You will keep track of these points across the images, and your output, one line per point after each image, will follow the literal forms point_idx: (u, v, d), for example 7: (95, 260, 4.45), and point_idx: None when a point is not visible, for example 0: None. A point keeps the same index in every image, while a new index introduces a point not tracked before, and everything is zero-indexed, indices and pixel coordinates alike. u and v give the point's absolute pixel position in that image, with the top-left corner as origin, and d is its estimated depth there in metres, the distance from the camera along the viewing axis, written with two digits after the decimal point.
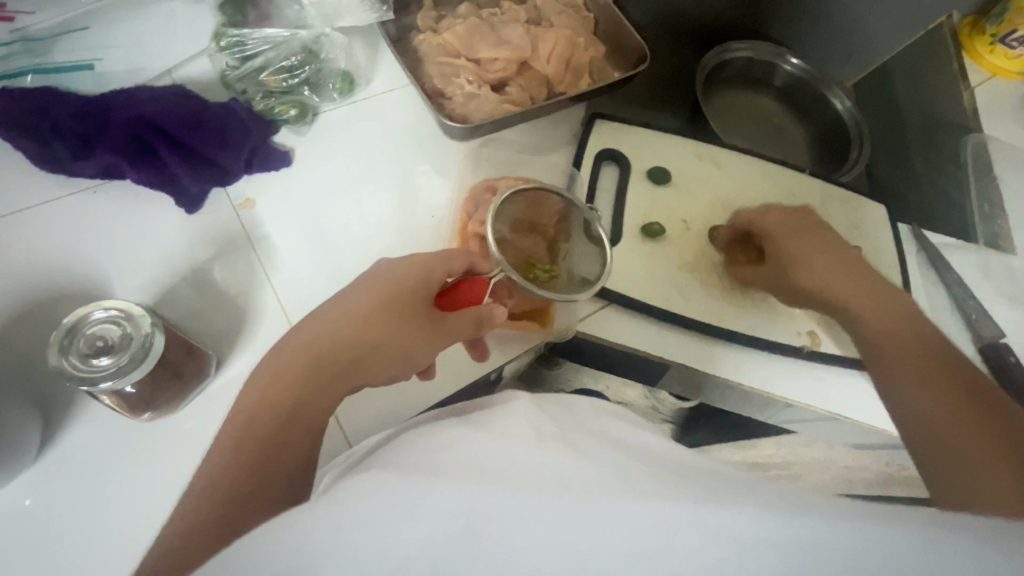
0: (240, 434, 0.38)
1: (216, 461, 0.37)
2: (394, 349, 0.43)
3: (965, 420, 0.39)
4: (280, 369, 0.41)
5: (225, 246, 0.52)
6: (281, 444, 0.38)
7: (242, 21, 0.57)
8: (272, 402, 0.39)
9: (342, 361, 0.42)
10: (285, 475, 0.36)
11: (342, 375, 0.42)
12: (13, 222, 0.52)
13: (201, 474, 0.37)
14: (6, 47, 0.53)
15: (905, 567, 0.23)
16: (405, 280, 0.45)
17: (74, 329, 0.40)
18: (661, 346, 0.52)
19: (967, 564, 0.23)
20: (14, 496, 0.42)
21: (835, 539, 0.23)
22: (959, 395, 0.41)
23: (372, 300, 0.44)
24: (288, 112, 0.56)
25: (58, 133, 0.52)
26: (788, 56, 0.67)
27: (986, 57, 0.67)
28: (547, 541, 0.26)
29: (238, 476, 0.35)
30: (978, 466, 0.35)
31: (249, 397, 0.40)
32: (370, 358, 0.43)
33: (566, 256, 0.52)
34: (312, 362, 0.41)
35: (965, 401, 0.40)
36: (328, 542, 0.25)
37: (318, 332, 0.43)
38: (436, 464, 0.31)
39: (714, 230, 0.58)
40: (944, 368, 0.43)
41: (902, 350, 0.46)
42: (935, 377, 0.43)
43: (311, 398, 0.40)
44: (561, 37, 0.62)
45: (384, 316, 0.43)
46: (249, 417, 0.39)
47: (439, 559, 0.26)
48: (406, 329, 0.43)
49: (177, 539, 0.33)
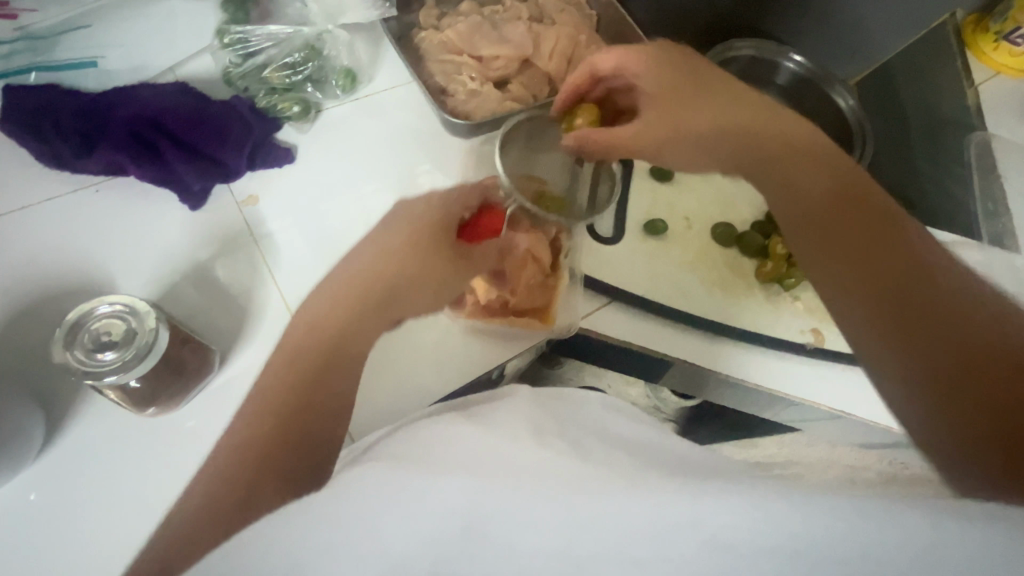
0: (272, 388, 0.37)
1: (248, 426, 0.35)
2: (426, 286, 0.42)
3: (914, 301, 0.34)
4: (313, 319, 0.40)
5: (228, 242, 0.52)
6: (313, 404, 0.36)
7: (244, 18, 0.57)
8: (303, 350, 0.38)
9: (377, 294, 0.41)
10: (311, 439, 0.35)
11: (384, 307, 0.41)
12: (18, 219, 0.52)
13: (232, 429, 0.36)
14: (7, 46, 0.53)
15: (912, 550, 0.23)
16: (435, 219, 0.45)
17: (78, 324, 0.40)
18: (664, 343, 0.52)
19: (971, 547, 0.23)
20: (19, 491, 0.42)
21: (841, 522, 0.24)
22: (899, 270, 0.36)
23: (404, 239, 0.43)
24: (291, 109, 0.56)
25: (60, 132, 0.52)
26: (790, 53, 0.66)
27: (990, 54, 0.71)
28: (544, 544, 0.28)
29: (265, 436, 0.34)
30: (938, 370, 0.32)
31: (283, 354, 0.39)
32: (403, 295, 0.42)
33: (569, 253, 0.53)
34: (347, 304, 0.40)
35: (906, 275, 0.36)
36: (325, 540, 0.26)
37: (356, 272, 0.42)
38: (438, 459, 0.32)
39: (716, 228, 0.58)
40: (860, 230, 0.38)
41: (833, 208, 0.40)
42: (866, 246, 0.38)
43: (345, 345, 0.39)
44: (563, 34, 0.62)
45: (416, 255, 0.42)
46: (279, 370, 0.38)
47: (440, 559, 0.27)
48: (438, 267, 0.43)
49: (205, 501, 0.32)
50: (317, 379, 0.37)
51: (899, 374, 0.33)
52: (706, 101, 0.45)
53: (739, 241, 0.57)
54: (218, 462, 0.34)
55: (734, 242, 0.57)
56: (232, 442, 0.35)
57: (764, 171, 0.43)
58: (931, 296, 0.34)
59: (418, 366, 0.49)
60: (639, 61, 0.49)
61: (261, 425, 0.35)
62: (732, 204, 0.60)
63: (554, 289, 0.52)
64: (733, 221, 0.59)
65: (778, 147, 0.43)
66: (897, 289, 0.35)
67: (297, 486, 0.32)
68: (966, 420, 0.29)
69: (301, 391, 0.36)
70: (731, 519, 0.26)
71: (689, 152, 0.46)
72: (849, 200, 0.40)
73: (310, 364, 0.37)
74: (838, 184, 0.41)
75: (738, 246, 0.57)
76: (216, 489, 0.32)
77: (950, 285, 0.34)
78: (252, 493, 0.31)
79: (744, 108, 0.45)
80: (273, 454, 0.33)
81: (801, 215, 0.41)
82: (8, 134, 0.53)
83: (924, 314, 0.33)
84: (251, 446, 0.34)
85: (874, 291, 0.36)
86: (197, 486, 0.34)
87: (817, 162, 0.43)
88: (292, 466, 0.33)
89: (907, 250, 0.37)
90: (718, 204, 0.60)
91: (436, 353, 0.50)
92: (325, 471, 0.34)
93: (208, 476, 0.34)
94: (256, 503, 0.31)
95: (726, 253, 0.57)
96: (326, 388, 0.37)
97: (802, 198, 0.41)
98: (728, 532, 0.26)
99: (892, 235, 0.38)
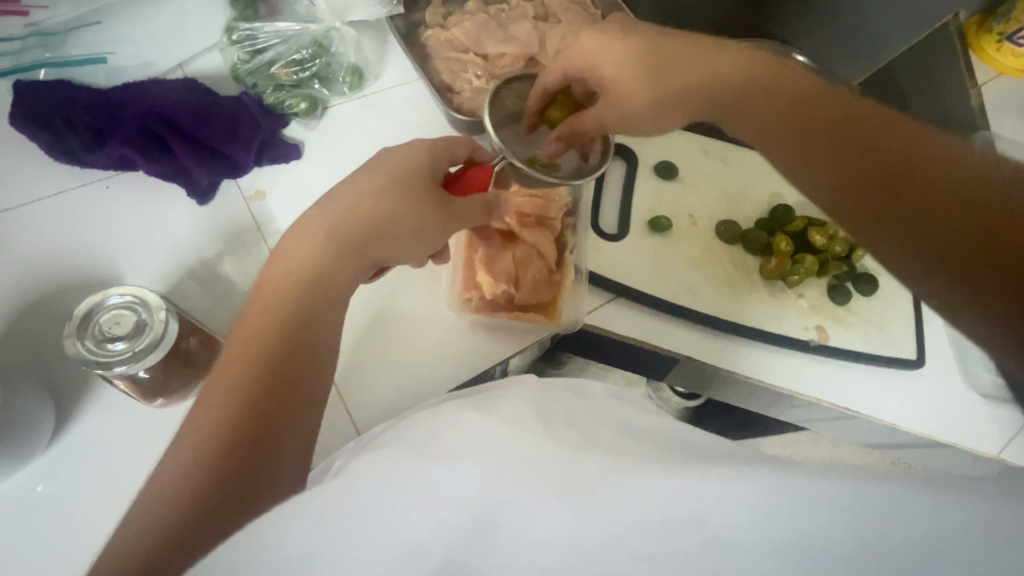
0: (249, 351, 0.35)
1: (224, 381, 0.34)
2: (410, 233, 0.42)
3: (913, 193, 0.33)
4: (284, 278, 0.39)
5: (236, 237, 0.53)
6: (295, 365, 0.36)
7: (253, 15, 0.58)
8: (280, 310, 0.37)
9: (356, 239, 0.40)
10: (299, 403, 0.35)
11: (364, 251, 0.41)
12: (28, 212, 0.52)
13: (203, 400, 0.34)
14: (19, 41, 0.53)
15: (905, 523, 0.25)
16: (419, 171, 0.44)
17: (90, 315, 0.40)
18: (669, 340, 0.52)
19: (962, 522, 0.24)
20: (27, 482, 0.43)
21: (843, 500, 0.25)
22: (902, 164, 0.34)
23: (385, 186, 0.42)
24: (298, 105, 0.57)
25: (72, 126, 0.53)
26: (794, 54, 0.67)
27: (994, 56, 0.73)
28: (555, 535, 0.28)
29: (257, 407, 0.33)
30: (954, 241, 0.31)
31: (257, 311, 0.37)
32: (386, 243, 0.41)
33: (574, 249, 0.54)
34: (327, 255, 0.39)
35: (912, 169, 0.34)
36: (339, 528, 0.25)
37: (327, 219, 0.41)
38: (448, 447, 0.32)
39: (720, 226, 0.58)
40: (855, 136, 0.37)
41: (816, 132, 0.38)
42: (866, 155, 0.36)
43: (322, 301, 0.38)
44: (567, 33, 0.61)
45: (400, 202, 0.42)
46: (252, 332, 0.36)
47: (451, 547, 0.28)
48: (424, 215, 0.42)
49: (198, 479, 0.30)
50: (298, 339, 0.36)
51: (916, 275, 0.32)
52: (674, 50, 0.44)
53: (743, 240, 0.57)
54: (198, 438, 0.32)
55: (738, 240, 0.58)
56: (211, 415, 0.32)
57: (751, 115, 0.42)
58: (931, 182, 0.33)
59: (423, 360, 0.49)
60: (603, 44, 0.46)
61: (245, 394, 0.33)
62: (735, 202, 0.60)
63: (560, 285, 0.52)
64: (737, 219, 0.59)
65: (744, 94, 0.42)
66: (897, 192, 0.34)
67: (298, 456, 0.33)
68: (966, 284, 0.30)
69: (283, 355, 0.35)
70: (737, 509, 0.27)
71: (668, 121, 0.46)
72: (828, 112, 0.39)
73: (290, 325, 0.37)
74: (815, 100, 0.39)
75: (742, 243, 0.58)
76: (210, 466, 0.30)
77: (947, 163, 0.34)
78: (258, 469, 0.31)
79: (706, 52, 0.44)
80: (267, 426, 0.33)
81: (795, 156, 0.39)
82: (20, 129, 0.54)
83: (931, 202, 0.32)
84: (243, 418, 0.32)
85: (876, 204, 0.34)
86: (170, 466, 0.31)
87: (790, 80, 0.41)
88: (291, 432, 0.33)
89: (896, 142, 0.35)
90: (722, 201, 0.60)
91: (442, 347, 0.50)
92: (313, 436, 0.35)
93: (187, 456, 0.31)
94: (271, 479, 0.31)
95: (730, 250, 0.57)
96: (307, 351, 0.36)
97: (787, 130, 0.40)
98: (734, 531, 0.27)
99: (887, 129, 0.36)
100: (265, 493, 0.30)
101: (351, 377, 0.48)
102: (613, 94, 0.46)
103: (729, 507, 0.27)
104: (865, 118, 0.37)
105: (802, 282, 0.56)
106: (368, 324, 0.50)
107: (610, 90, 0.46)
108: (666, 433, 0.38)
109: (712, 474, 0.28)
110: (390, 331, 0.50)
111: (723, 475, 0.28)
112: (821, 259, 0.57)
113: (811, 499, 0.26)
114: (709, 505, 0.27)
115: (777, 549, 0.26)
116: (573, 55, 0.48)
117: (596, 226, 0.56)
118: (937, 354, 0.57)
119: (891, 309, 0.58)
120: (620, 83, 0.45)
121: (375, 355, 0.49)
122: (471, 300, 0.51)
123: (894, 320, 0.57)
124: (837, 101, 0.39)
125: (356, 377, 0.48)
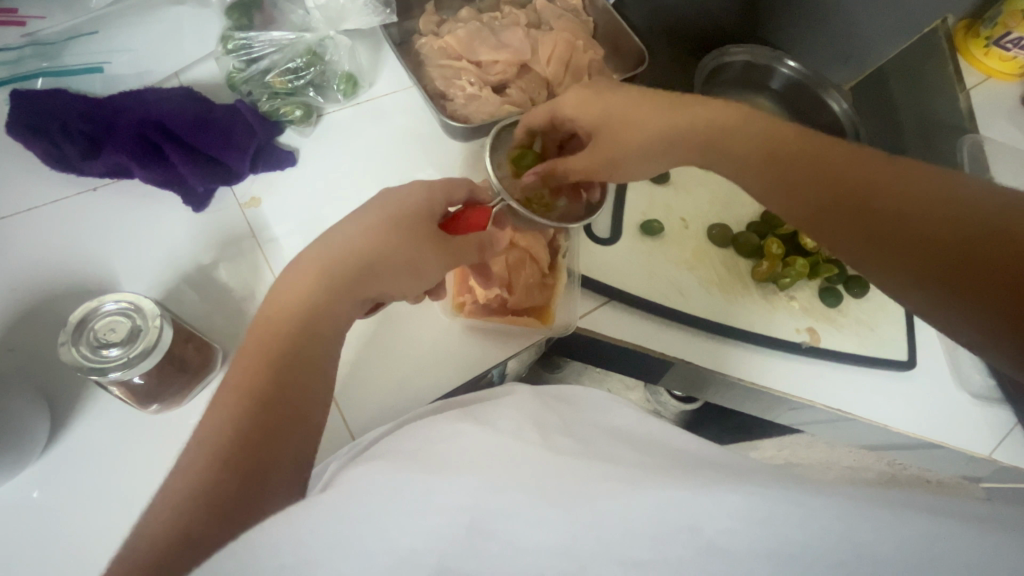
0: (240, 387, 0.35)
1: (219, 413, 0.34)
2: (404, 266, 0.42)
3: (888, 225, 0.34)
4: (278, 312, 0.38)
5: (231, 244, 0.53)
6: (285, 401, 0.35)
7: (248, 25, 0.58)
8: (276, 343, 0.37)
9: (349, 269, 0.40)
10: (294, 435, 0.34)
11: (355, 283, 0.40)
12: (23, 218, 0.53)
13: (198, 430, 0.34)
14: (17, 51, 0.55)
15: (905, 548, 0.24)
16: (410, 202, 0.44)
17: (86, 321, 0.40)
18: (662, 343, 0.52)
19: (964, 538, 0.23)
20: (20, 488, 0.43)
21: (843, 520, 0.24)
22: (867, 195, 0.35)
23: (379, 220, 0.43)
24: (293, 113, 0.57)
25: (68, 135, 0.53)
26: (785, 58, 0.67)
27: (982, 60, 0.74)
28: (546, 543, 0.27)
29: (250, 433, 0.33)
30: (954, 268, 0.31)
31: (257, 342, 0.37)
32: (380, 274, 0.41)
33: (566, 253, 0.54)
34: (321, 288, 0.39)
35: (892, 206, 0.34)
36: (331, 538, 0.25)
37: (321, 256, 0.41)
38: (442, 459, 0.32)
39: (712, 229, 0.58)
40: (818, 177, 0.37)
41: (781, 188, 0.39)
42: (833, 193, 0.36)
43: (313, 332, 0.38)
44: (561, 40, 0.63)
45: (393, 234, 0.42)
46: (244, 366, 0.36)
47: (446, 554, 0.26)
48: (415, 245, 0.42)
49: (191, 500, 0.30)
50: (291, 373, 0.36)
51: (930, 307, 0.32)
52: (632, 114, 0.45)
53: (731, 245, 0.58)
54: (189, 467, 0.32)
55: (730, 243, 0.59)
56: (205, 444, 0.32)
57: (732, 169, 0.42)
58: (896, 211, 0.33)
59: (418, 366, 0.50)
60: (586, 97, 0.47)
61: (240, 423, 0.33)
62: (726, 207, 0.61)
63: (552, 288, 0.53)
64: (729, 222, 0.60)
65: (718, 142, 0.42)
66: (890, 233, 0.33)
67: (288, 482, 0.33)
68: (978, 305, 0.30)
69: (275, 389, 0.35)
70: (732, 511, 0.26)
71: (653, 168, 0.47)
72: (789, 152, 0.39)
73: (283, 359, 0.36)
74: (769, 144, 0.40)
75: (734, 247, 0.58)
76: (196, 492, 0.30)
77: (911, 179, 0.34)
78: (245, 497, 0.31)
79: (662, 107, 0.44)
80: (257, 458, 0.32)
81: (778, 201, 0.39)
82: (17, 137, 0.54)
83: (924, 237, 0.32)
84: (235, 443, 0.32)
85: (866, 244, 0.34)
86: (165, 495, 0.31)
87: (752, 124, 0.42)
88: (282, 463, 0.33)
89: (862, 174, 0.35)
90: (714, 206, 0.60)
91: (435, 353, 0.50)
92: (309, 460, 0.35)
93: (179, 483, 0.31)
94: (258, 509, 0.31)
95: (722, 254, 0.58)
96: (303, 384, 0.36)
97: (764, 174, 0.40)
98: (727, 536, 0.26)
99: (846, 161, 0.37)
100: (254, 513, 0.30)
101: (348, 383, 0.48)
102: (603, 133, 0.47)
103: (721, 508, 0.26)
104: (824, 159, 0.37)
105: (796, 283, 0.57)
106: (363, 330, 0.50)
107: (599, 130, 0.47)
108: (659, 439, 0.38)
109: (709, 482, 0.27)
110: (386, 336, 0.50)
111: (721, 486, 0.27)
112: (813, 262, 0.58)
113: (808, 504, 0.25)
114: (704, 512, 0.26)
115: (774, 554, 0.25)
116: (566, 106, 0.48)
117: (589, 230, 0.56)
118: (931, 357, 0.57)
119: (885, 311, 0.58)
120: (611, 123, 0.46)
121: (373, 360, 0.49)
122: (465, 305, 0.51)
123: (887, 323, 0.57)
124: (790, 155, 0.39)
125: (354, 384, 0.48)
